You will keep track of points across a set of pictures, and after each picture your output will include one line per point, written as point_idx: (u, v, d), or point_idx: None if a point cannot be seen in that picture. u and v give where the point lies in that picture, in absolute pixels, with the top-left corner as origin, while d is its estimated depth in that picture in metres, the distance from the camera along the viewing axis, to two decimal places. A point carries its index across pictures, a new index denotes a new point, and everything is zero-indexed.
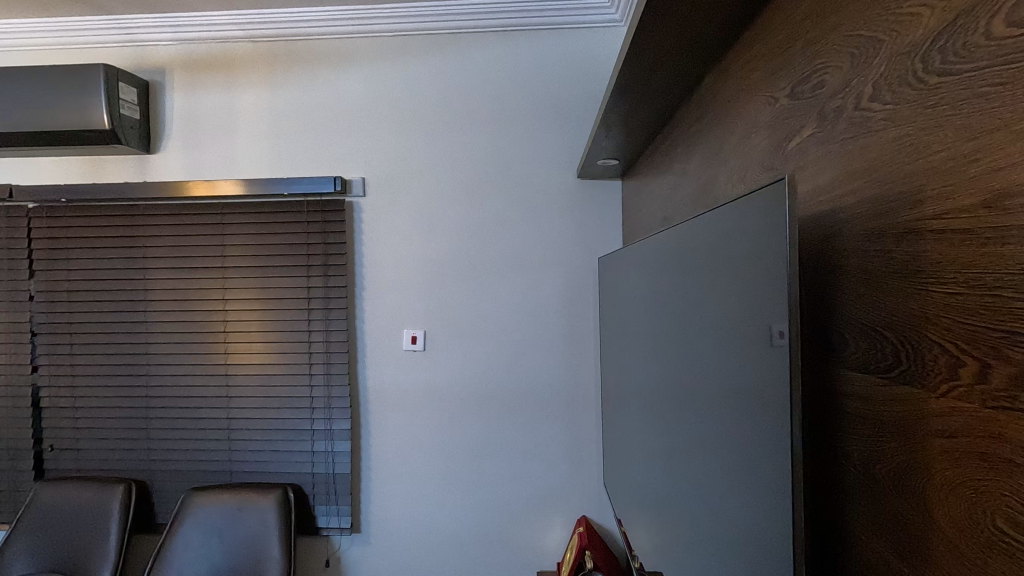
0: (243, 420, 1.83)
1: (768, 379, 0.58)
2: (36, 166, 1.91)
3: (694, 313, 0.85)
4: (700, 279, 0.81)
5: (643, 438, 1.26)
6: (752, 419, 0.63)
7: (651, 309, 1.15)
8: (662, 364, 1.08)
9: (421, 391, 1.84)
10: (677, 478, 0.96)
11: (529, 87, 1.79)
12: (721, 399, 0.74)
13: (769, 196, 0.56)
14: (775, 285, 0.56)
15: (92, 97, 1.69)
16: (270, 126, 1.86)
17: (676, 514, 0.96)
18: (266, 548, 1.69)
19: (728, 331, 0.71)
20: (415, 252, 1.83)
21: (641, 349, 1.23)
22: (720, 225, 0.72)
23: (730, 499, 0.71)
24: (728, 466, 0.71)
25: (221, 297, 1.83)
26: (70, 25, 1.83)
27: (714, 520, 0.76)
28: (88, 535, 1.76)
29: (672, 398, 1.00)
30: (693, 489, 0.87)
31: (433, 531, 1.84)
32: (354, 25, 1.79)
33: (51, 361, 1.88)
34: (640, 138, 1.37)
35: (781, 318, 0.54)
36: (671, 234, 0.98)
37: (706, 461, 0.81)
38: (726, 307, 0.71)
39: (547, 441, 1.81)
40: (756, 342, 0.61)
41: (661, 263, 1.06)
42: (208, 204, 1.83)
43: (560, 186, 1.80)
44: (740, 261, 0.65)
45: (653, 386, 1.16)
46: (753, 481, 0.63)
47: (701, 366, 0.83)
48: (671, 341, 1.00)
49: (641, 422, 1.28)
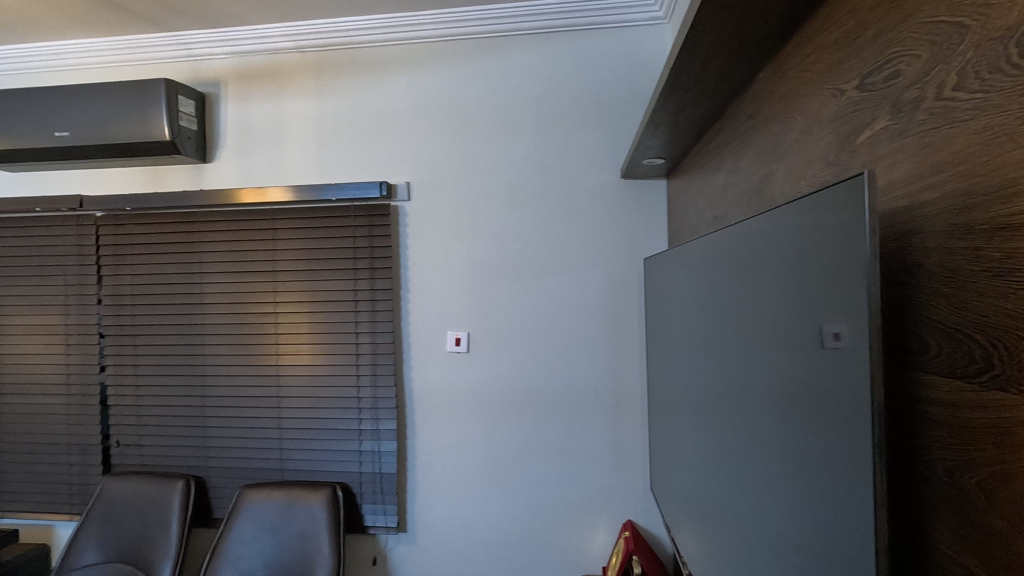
0: (294, 420, 1.89)
1: (839, 384, 0.55)
2: (103, 176, 2.02)
3: (748, 311, 0.82)
4: (756, 276, 0.78)
5: (692, 442, 1.23)
6: (817, 424, 0.60)
7: (701, 310, 1.13)
8: (712, 365, 1.06)
9: (464, 392, 1.85)
10: (730, 483, 0.93)
11: (571, 88, 1.78)
12: (772, 401, 0.73)
13: (828, 195, 0.56)
14: (833, 286, 0.56)
15: (154, 109, 1.78)
16: (318, 133, 1.91)
17: (729, 521, 0.93)
18: (316, 544, 1.73)
19: (788, 331, 0.67)
20: (458, 254, 1.84)
21: (691, 351, 1.20)
22: (774, 227, 0.71)
23: (780, 503, 0.70)
24: (784, 470, 0.69)
25: (273, 301, 1.89)
26: (133, 43, 1.93)
27: (766, 523, 0.75)
28: (151, 528, 1.84)
29: (721, 400, 0.99)
30: (745, 492, 0.85)
31: (477, 532, 1.84)
32: (397, 32, 1.82)
33: (116, 361, 1.98)
34: (687, 137, 1.35)
35: (841, 319, 0.54)
36: (722, 233, 0.96)
37: (756, 464, 0.79)
38: (784, 307, 0.69)
39: (591, 443, 1.80)
40: (823, 345, 0.58)
41: (710, 264, 1.04)
42: (260, 210, 1.89)
43: (604, 187, 1.78)
44: (795, 261, 0.65)
45: (703, 389, 1.13)
46: (818, 489, 0.60)
47: (755, 366, 0.80)
48: (721, 342, 0.98)
49: (690, 427, 1.25)
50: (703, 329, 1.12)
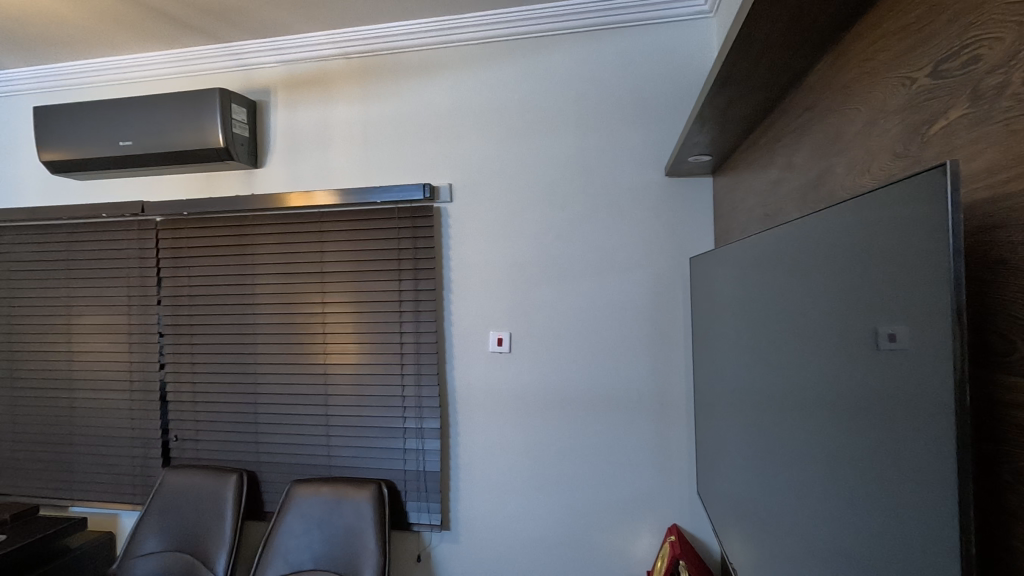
0: (341, 417, 1.93)
1: (899, 385, 0.55)
2: (161, 183, 2.12)
3: (802, 310, 0.80)
4: (811, 275, 0.76)
5: (741, 445, 1.20)
6: (882, 428, 0.58)
7: (750, 311, 1.10)
8: (761, 367, 1.03)
9: (507, 392, 1.86)
10: (783, 488, 0.90)
11: (613, 87, 1.76)
12: (826, 406, 0.72)
13: (886, 194, 0.56)
14: (890, 286, 0.56)
15: (209, 117, 1.85)
16: (363, 137, 1.95)
17: (782, 528, 0.90)
18: (363, 540, 1.76)
19: (847, 330, 0.65)
20: (500, 254, 1.85)
21: (740, 353, 1.17)
22: (825, 229, 0.71)
23: (838, 509, 0.69)
24: (843, 475, 0.67)
25: (321, 301, 1.94)
26: (189, 55, 2.02)
27: (822, 530, 0.74)
28: (206, 520, 1.92)
29: (771, 403, 0.97)
30: (801, 498, 0.82)
31: (520, 532, 1.84)
32: (440, 35, 1.84)
33: (175, 359, 2.08)
34: (736, 132, 1.31)
35: (900, 319, 0.54)
36: (770, 234, 0.95)
37: (810, 470, 0.78)
38: (836, 310, 0.68)
39: (636, 444, 1.77)
40: (889, 345, 0.56)
41: (759, 264, 1.02)
42: (308, 213, 1.95)
43: (647, 185, 1.76)
44: (849, 263, 0.65)
45: (752, 391, 1.10)
46: (880, 494, 0.59)
47: (809, 367, 0.78)
48: (770, 345, 0.96)
49: (739, 431, 1.22)
50: (753, 330, 1.09)
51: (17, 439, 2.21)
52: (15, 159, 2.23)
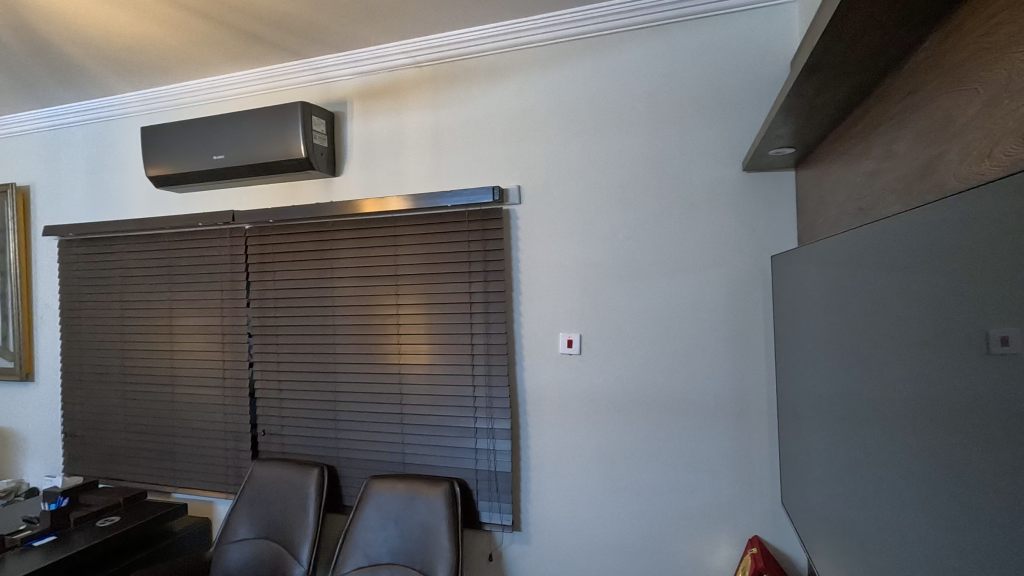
0: (414, 417, 1.99)
1: (1012, 393, 0.50)
2: (248, 193, 2.26)
3: (899, 313, 0.74)
4: (908, 273, 0.71)
5: (829, 455, 1.13)
6: (994, 441, 0.53)
7: (839, 312, 1.03)
8: (852, 371, 0.97)
9: (577, 393, 1.84)
10: (877, 502, 0.84)
11: (685, 81, 1.71)
12: (923, 414, 0.67)
13: (1003, 185, 0.51)
14: (1003, 287, 0.51)
15: (292, 129, 1.96)
16: (434, 143, 2.00)
17: (877, 545, 0.84)
18: (436, 537, 1.80)
19: (951, 332, 0.60)
20: (569, 255, 1.84)
21: (829, 357, 1.10)
22: (925, 225, 0.66)
23: (937, 524, 0.64)
24: (943, 489, 0.63)
25: (394, 304, 2.01)
26: (274, 72, 2.15)
27: (920, 547, 0.69)
28: (291, 511, 2.02)
29: (863, 410, 0.90)
30: (897, 512, 0.76)
31: (592, 536, 1.82)
32: (508, 39, 1.86)
33: (261, 358, 2.21)
34: (824, 121, 1.24)
35: (1014, 322, 0.49)
36: (862, 230, 0.89)
37: (906, 482, 0.73)
38: (937, 312, 0.63)
39: (713, 451, 1.70)
40: (1001, 349, 0.51)
41: (850, 261, 0.95)
42: (382, 218, 2.02)
43: (723, 181, 1.69)
44: (953, 261, 0.60)
45: (841, 397, 1.03)
46: (987, 510, 0.54)
47: (907, 373, 0.72)
48: (862, 348, 0.90)
49: (827, 441, 1.15)
50: (842, 333, 1.02)
51: (128, 430, 2.42)
52: (124, 175, 2.46)
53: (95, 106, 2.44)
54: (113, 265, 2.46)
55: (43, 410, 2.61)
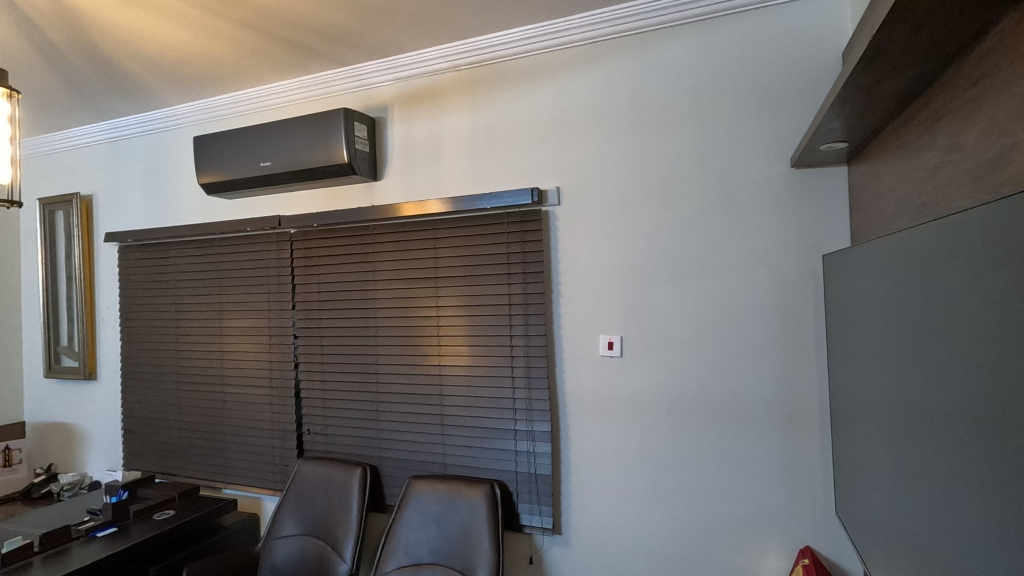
0: (455, 418, 2.00)
1: None
2: (293, 198, 2.33)
3: (963, 313, 0.70)
4: (972, 271, 0.67)
5: (886, 462, 1.07)
6: None
7: (896, 312, 0.99)
8: (910, 374, 0.92)
9: (618, 396, 1.81)
10: (939, 512, 0.80)
11: (729, 76, 1.67)
12: (992, 421, 0.64)
13: None
14: None
15: (335, 135, 2.01)
16: (473, 146, 2.01)
17: (939, 558, 0.80)
18: (477, 538, 1.80)
19: (1018, 332, 0.57)
20: (609, 256, 1.82)
21: (886, 359, 1.05)
22: (991, 219, 0.62)
23: (1008, 537, 0.61)
24: (1015, 499, 0.59)
25: (435, 305, 2.02)
26: (318, 80, 2.20)
27: (988, 560, 0.65)
28: (335, 509, 2.06)
29: (922, 415, 0.86)
30: (957, 519, 0.73)
31: (634, 541, 1.79)
32: (546, 39, 1.86)
33: (306, 359, 2.27)
34: (881, 114, 1.18)
35: None
36: (921, 227, 0.84)
37: (971, 490, 0.69)
38: (1005, 311, 0.60)
39: (762, 457, 1.65)
40: None
41: (908, 260, 0.91)
42: (422, 221, 2.05)
43: (771, 178, 1.64)
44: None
45: (899, 402, 0.99)
46: None
47: (965, 372, 0.70)
48: (921, 349, 0.86)
49: (883, 449, 1.09)
50: (898, 335, 0.98)
51: (182, 427, 2.52)
52: (177, 183, 2.56)
53: (151, 117, 2.56)
54: (168, 269, 2.57)
55: (104, 408, 2.74)
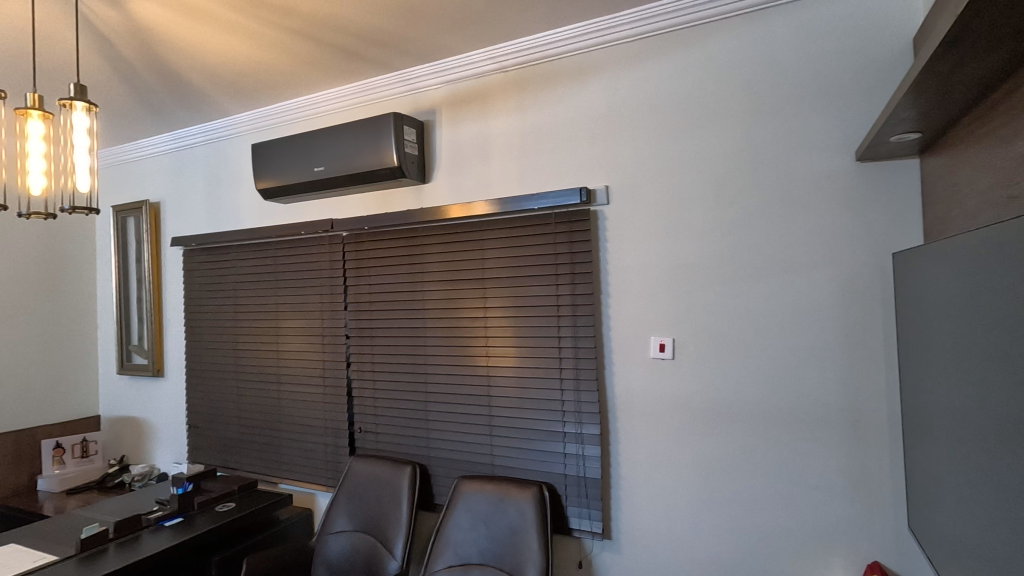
0: (503, 419, 2.00)
1: None
2: (344, 202, 2.39)
3: None
4: None
5: (964, 475, 1.00)
6: None
7: (975, 314, 0.92)
8: (992, 380, 0.85)
9: (670, 400, 1.77)
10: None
11: (788, 68, 1.60)
12: None
13: None
14: None
15: (386, 139, 2.05)
16: (521, 146, 2.01)
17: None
18: (526, 540, 1.79)
19: None
20: (660, 256, 1.78)
21: (964, 363, 0.98)
22: None
23: None
24: None
25: (482, 307, 2.03)
26: (368, 86, 2.25)
27: None
28: (385, 506, 2.09)
29: (1005, 425, 0.80)
30: None
31: (687, 549, 1.74)
32: (594, 37, 1.84)
33: (358, 358, 2.32)
34: (960, 102, 1.11)
35: None
36: (1004, 223, 0.78)
37: None
38: None
39: (824, 466, 1.57)
40: None
41: (989, 258, 0.85)
42: (470, 223, 2.06)
43: (833, 173, 1.56)
44: None
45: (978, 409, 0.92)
46: None
47: None
48: (1004, 354, 0.80)
49: (960, 460, 1.02)
50: (979, 339, 0.91)
51: (241, 423, 2.63)
52: (237, 189, 2.68)
53: (213, 127, 2.69)
54: (228, 272, 2.69)
55: (170, 403, 2.89)
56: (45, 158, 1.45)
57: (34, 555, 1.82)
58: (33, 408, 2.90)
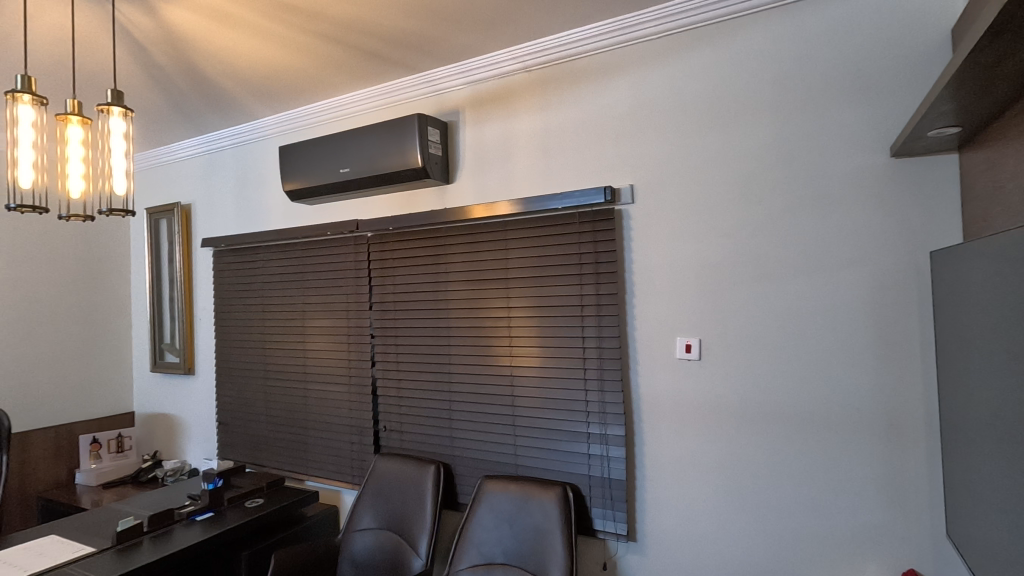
0: (526, 419, 1.99)
1: None
2: (369, 203, 2.41)
3: None
4: None
5: (1006, 480, 0.97)
6: None
7: (1018, 314, 0.89)
8: None
9: (697, 401, 1.74)
10: None
11: (818, 63, 1.57)
12: None
13: None
14: None
15: (410, 140, 2.06)
16: (544, 146, 2.00)
17: None
18: (550, 540, 1.78)
19: None
20: (687, 256, 1.75)
21: (1007, 365, 0.94)
22: None
23: None
24: None
25: (506, 307, 2.03)
26: (393, 87, 2.27)
27: None
28: (410, 504, 2.11)
29: None
30: None
31: (714, 553, 1.71)
32: (619, 35, 1.82)
33: (382, 357, 2.34)
34: (1002, 94, 1.07)
35: None
36: None
37: None
38: None
39: (857, 470, 1.53)
40: None
41: None
42: (493, 223, 2.06)
43: (866, 170, 1.52)
44: None
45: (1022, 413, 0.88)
46: None
47: None
48: None
49: (1001, 465, 0.99)
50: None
51: (269, 421, 2.68)
52: (264, 191, 2.73)
53: (242, 130, 2.74)
54: (257, 272, 2.74)
55: (201, 401, 2.96)
56: (84, 163, 1.50)
57: (72, 546, 1.88)
58: (71, 404, 3.00)
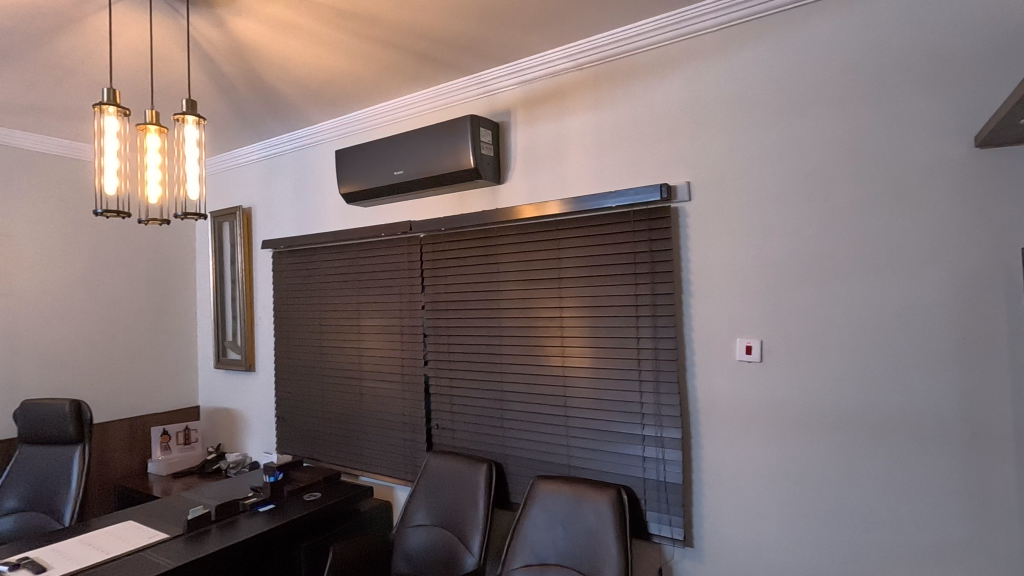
0: (579, 419, 1.98)
1: None
2: (421, 204, 2.45)
3: None
4: None
5: None
6: None
7: None
8: None
9: (758, 405, 1.68)
10: None
11: (890, 51, 1.49)
12: None
13: None
14: None
15: (463, 141, 2.08)
16: (598, 144, 1.98)
17: None
18: (604, 543, 1.76)
19: None
20: (747, 254, 1.70)
21: None
22: None
23: None
24: None
25: (558, 306, 2.02)
26: (445, 90, 2.30)
27: None
28: (463, 502, 2.12)
29: None
30: None
31: (777, 562, 1.65)
32: (674, 30, 1.79)
33: (435, 356, 2.37)
34: None
35: None
36: None
37: None
38: None
39: (935, 480, 1.44)
40: None
41: None
42: (546, 223, 2.05)
43: (944, 162, 1.43)
44: None
45: None
46: None
47: None
48: None
49: None
50: None
51: (325, 416, 2.76)
52: (320, 194, 2.81)
53: (300, 135, 2.84)
54: (314, 273, 2.83)
55: (260, 396, 3.08)
56: (161, 170, 1.58)
57: (149, 532, 1.99)
58: (144, 398, 3.17)
